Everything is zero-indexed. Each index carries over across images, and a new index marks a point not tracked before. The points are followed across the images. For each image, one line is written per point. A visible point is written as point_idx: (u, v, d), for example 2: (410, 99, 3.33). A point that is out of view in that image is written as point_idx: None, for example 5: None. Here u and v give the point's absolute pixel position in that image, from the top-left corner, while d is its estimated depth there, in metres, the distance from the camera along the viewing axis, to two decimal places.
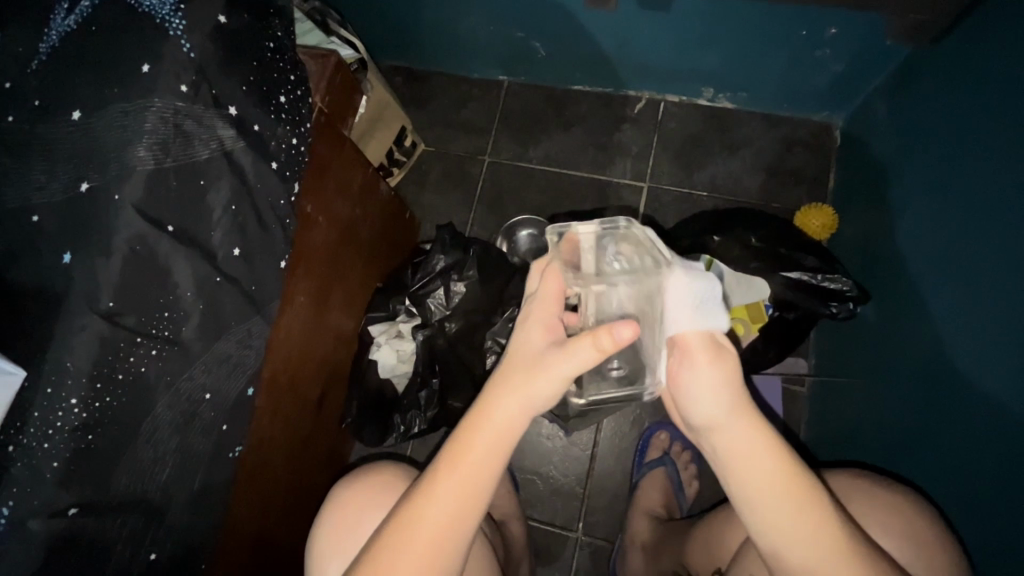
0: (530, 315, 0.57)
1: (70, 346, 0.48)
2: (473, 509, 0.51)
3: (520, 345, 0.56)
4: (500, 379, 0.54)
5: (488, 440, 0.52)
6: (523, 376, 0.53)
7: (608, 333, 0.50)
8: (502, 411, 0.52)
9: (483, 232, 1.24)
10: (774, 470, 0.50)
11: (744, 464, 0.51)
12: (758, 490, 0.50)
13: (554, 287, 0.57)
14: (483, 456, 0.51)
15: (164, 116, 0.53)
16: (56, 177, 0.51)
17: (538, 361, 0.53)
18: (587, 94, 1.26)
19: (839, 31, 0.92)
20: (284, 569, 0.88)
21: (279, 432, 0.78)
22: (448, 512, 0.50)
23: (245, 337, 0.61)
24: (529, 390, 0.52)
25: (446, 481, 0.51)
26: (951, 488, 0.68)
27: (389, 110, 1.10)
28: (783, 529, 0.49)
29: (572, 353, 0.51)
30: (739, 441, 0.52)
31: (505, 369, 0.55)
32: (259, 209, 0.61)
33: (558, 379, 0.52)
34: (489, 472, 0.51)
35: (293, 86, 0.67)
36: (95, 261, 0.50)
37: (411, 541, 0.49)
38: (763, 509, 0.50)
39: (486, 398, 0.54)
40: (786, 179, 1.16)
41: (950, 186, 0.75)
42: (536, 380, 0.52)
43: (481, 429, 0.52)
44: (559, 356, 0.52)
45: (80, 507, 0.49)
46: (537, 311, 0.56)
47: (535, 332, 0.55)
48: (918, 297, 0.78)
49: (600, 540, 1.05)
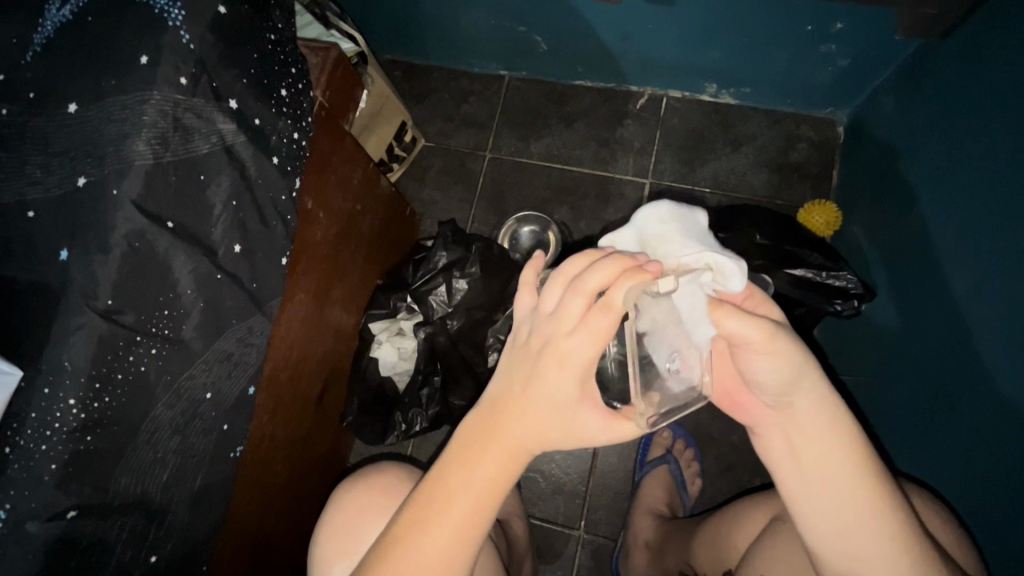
0: (558, 364, 0.46)
1: (68, 345, 0.47)
2: (474, 535, 0.49)
3: (542, 390, 0.47)
4: (512, 408, 0.48)
5: (498, 478, 0.48)
6: (549, 428, 0.47)
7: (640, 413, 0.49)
8: (511, 440, 0.48)
9: (483, 228, 1.23)
10: (848, 448, 0.49)
11: (819, 442, 0.49)
12: (829, 468, 0.49)
13: (605, 325, 0.44)
14: (493, 495, 0.48)
15: (162, 109, 0.52)
16: (52, 172, 0.50)
17: (562, 410, 0.47)
18: (589, 89, 1.24)
19: (845, 26, 0.91)
20: (283, 568, 0.87)
21: (279, 432, 0.77)
22: (450, 540, 0.48)
23: (245, 335, 0.60)
24: (544, 432, 0.47)
25: (454, 521, 0.48)
26: (962, 488, 0.67)
27: (389, 105, 1.09)
28: (843, 514, 0.48)
29: (608, 427, 0.48)
30: (817, 417, 0.49)
31: (521, 418, 0.47)
32: (260, 204, 0.60)
33: (581, 438, 0.48)
34: (493, 499, 0.49)
35: (293, 80, 0.66)
36: (92, 257, 0.49)
37: (416, 561, 0.47)
38: (824, 492, 0.49)
39: (501, 440, 0.48)
40: (789, 175, 1.15)
41: (957, 183, 0.74)
42: (562, 434, 0.48)
43: (491, 469, 0.48)
44: (593, 423, 0.48)
45: (80, 509, 0.48)
46: (584, 355, 0.45)
47: (568, 385, 0.46)
48: (925, 295, 0.78)
49: (602, 538, 1.05)
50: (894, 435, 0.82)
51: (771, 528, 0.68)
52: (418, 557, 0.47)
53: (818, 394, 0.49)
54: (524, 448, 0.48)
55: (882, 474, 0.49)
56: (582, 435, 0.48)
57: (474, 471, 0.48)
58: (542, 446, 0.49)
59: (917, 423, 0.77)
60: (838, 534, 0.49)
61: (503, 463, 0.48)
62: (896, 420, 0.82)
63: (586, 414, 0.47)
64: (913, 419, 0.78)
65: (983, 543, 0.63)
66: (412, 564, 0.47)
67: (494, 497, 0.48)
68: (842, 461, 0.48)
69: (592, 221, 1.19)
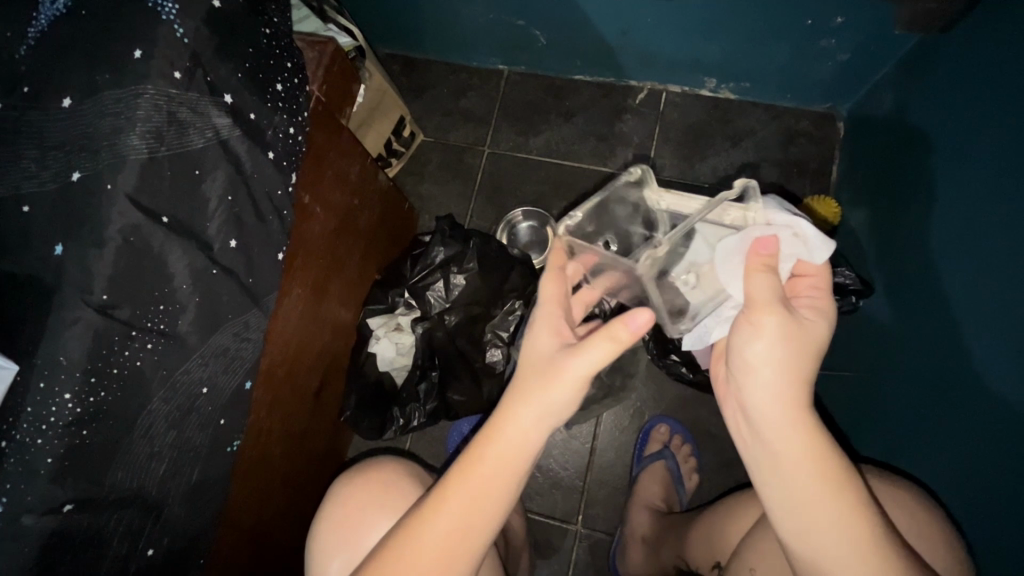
0: (540, 319, 0.58)
1: (63, 339, 0.47)
2: (486, 522, 0.52)
3: (529, 362, 0.56)
4: (513, 391, 0.54)
5: (507, 444, 0.52)
6: (539, 377, 0.53)
7: (623, 324, 0.51)
8: (513, 426, 0.52)
9: (481, 223, 1.23)
10: (809, 420, 0.50)
11: (779, 419, 0.51)
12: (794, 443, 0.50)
13: (552, 290, 0.60)
14: (505, 460, 0.52)
15: (157, 103, 0.51)
16: (46, 166, 0.50)
17: (550, 366, 0.53)
18: (588, 83, 1.24)
19: (846, 20, 0.91)
20: (281, 562, 0.88)
21: (277, 426, 0.77)
22: (456, 522, 0.51)
23: (242, 330, 0.60)
24: (544, 398, 0.52)
25: (471, 482, 0.52)
26: (953, 484, 0.68)
27: (387, 99, 1.08)
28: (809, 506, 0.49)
29: (585, 352, 0.52)
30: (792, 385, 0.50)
31: (519, 378, 0.55)
32: (256, 199, 0.60)
33: (575, 379, 0.52)
34: (503, 483, 0.52)
35: (290, 74, 0.66)
36: (88, 252, 0.49)
37: (423, 545, 0.51)
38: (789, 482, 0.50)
39: (501, 405, 0.54)
40: (789, 170, 1.15)
41: (955, 178, 0.74)
42: (551, 376, 0.52)
43: (498, 434, 0.53)
44: (572, 356, 0.52)
45: (76, 503, 0.49)
46: (541, 315, 0.58)
47: (544, 346, 0.56)
48: (922, 291, 0.78)
49: (600, 533, 1.05)
50: (889, 432, 0.82)
51: (763, 520, 0.69)
52: (428, 530, 0.51)
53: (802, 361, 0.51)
54: (523, 407, 0.52)
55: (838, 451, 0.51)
56: (567, 369, 0.52)
57: (483, 460, 0.52)
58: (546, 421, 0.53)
59: (912, 420, 0.77)
60: (805, 527, 0.49)
61: (508, 425, 0.52)
62: (889, 416, 0.82)
63: (565, 354, 0.53)
64: (907, 416, 0.78)
65: (973, 540, 0.64)
66: (426, 535, 0.51)
67: (508, 462, 0.52)
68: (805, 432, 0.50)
69: None
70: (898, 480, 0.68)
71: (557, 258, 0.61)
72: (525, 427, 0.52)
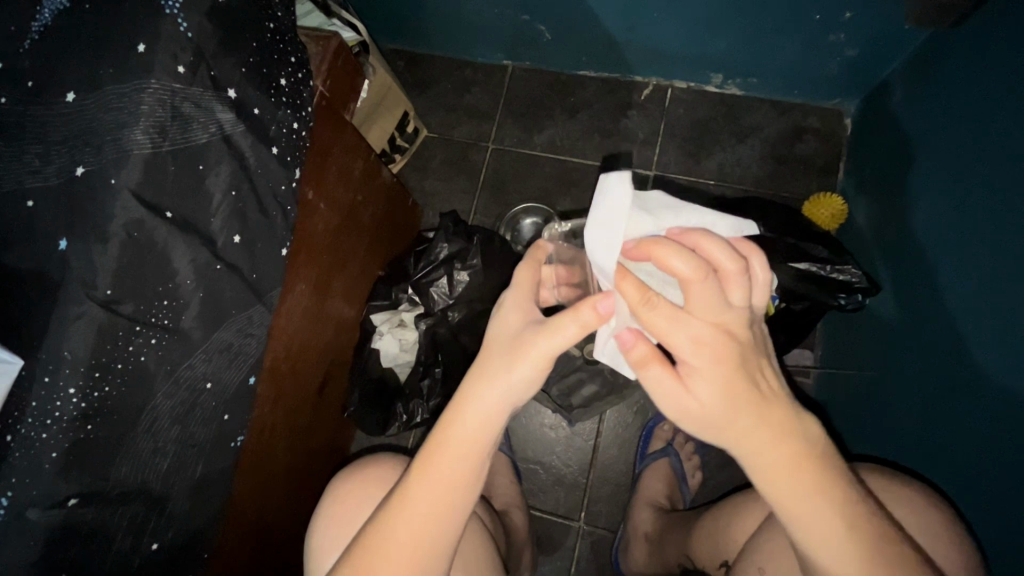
0: (510, 300, 0.57)
1: (68, 334, 0.47)
2: (450, 505, 0.52)
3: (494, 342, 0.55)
4: (476, 370, 0.53)
5: (472, 423, 0.52)
6: (506, 356, 0.52)
7: (591, 307, 0.50)
8: (477, 406, 0.52)
9: (485, 219, 1.22)
10: (785, 449, 0.46)
11: (762, 461, 0.47)
12: (784, 506, 0.47)
13: (528, 274, 0.60)
14: (470, 440, 0.52)
15: (161, 97, 0.51)
16: (49, 161, 0.50)
17: (515, 343, 0.53)
18: (594, 79, 1.23)
19: (855, 15, 0.90)
20: (284, 557, 0.88)
21: (279, 422, 0.77)
22: (424, 514, 0.51)
23: (245, 326, 0.60)
24: (508, 374, 0.52)
25: (438, 468, 0.52)
26: (962, 484, 0.67)
27: (391, 94, 1.08)
28: (811, 526, 0.46)
29: (558, 331, 0.51)
30: (766, 453, 0.46)
31: (484, 356, 0.55)
32: (259, 194, 0.60)
33: (539, 357, 0.51)
34: (467, 463, 0.52)
35: (293, 69, 0.66)
36: (92, 246, 0.49)
37: (392, 536, 0.51)
38: (790, 508, 0.47)
39: (466, 381, 0.53)
40: (795, 167, 1.14)
41: (965, 175, 0.73)
42: (518, 353, 0.52)
43: (464, 413, 0.52)
44: (538, 334, 0.52)
45: (80, 497, 0.49)
46: (511, 297, 0.58)
47: (511, 325, 0.55)
48: (928, 291, 0.77)
49: (602, 530, 1.05)
50: (894, 431, 0.81)
51: (770, 520, 0.68)
52: (401, 523, 0.51)
53: (759, 431, 0.46)
54: (489, 385, 0.52)
55: (846, 480, 0.47)
56: (534, 347, 0.51)
57: (446, 443, 0.52)
58: (506, 400, 0.52)
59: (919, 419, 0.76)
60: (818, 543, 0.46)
61: (473, 403, 0.52)
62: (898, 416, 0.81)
63: (530, 333, 0.52)
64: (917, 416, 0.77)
65: (983, 540, 0.63)
66: (394, 531, 0.51)
67: (472, 443, 0.52)
68: (799, 495, 0.46)
69: None
70: (909, 478, 0.67)
71: (536, 255, 0.61)
72: (489, 406, 0.52)
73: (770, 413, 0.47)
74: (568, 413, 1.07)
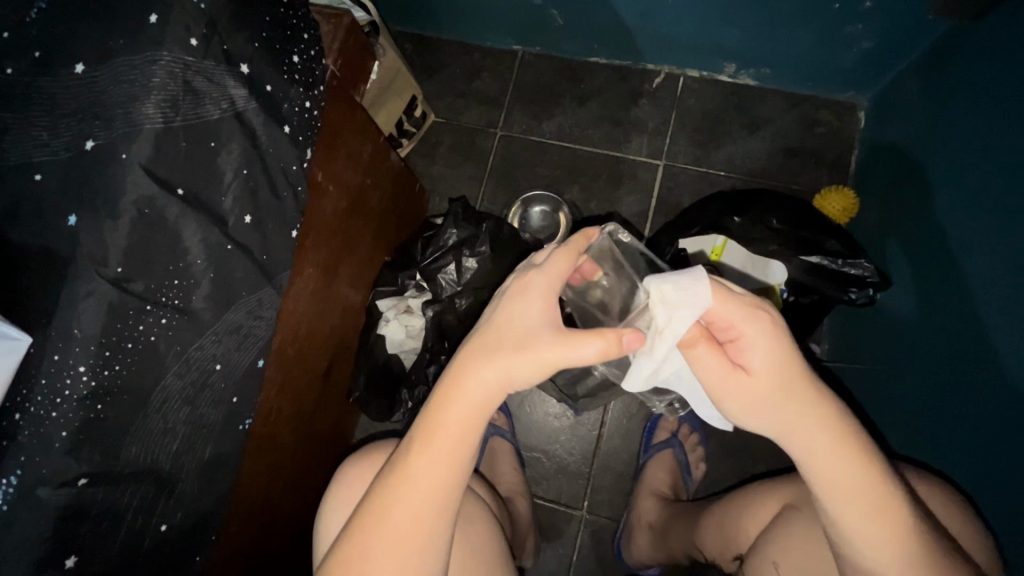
0: (538, 286, 0.54)
1: (78, 311, 0.46)
2: (451, 485, 0.52)
3: (513, 325, 0.53)
4: (483, 350, 0.52)
5: (471, 401, 0.51)
6: (513, 346, 0.51)
7: (617, 340, 0.52)
8: (479, 385, 0.51)
9: (493, 206, 1.21)
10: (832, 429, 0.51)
11: (813, 443, 0.51)
12: (825, 495, 0.50)
13: (562, 266, 0.56)
14: (464, 422, 0.51)
15: (173, 71, 0.50)
16: (59, 134, 0.47)
17: (529, 338, 0.52)
18: (604, 66, 1.22)
19: (874, 5, 0.88)
20: (288, 542, 0.87)
21: (286, 405, 0.77)
22: (427, 490, 0.51)
23: (255, 308, 0.59)
24: (512, 365, 0.51)
25: (438, 446, 0.51)
26: (984, 482, 0.66)
27: (400, 77, 1.06)
28: (858, 505, 0.50)
29: (579, 349, 0.51)
30: (815, 440, 0.50)
31: (491, 337, 0.53)
32: (271, 174, 0.59)
33: (548, 362, 0.51)
34: (464, 444, 0.52)
35: (306, 46, 0.65)
36: (103, 223, 0.47)
37: (391, 511, 0.50)
38: (841, 488, 0.50)
39: (467, 356, 0.52)
40: (807, 160, 1.13)
41: (979, 168, 0.73)
42: (526, 348, 0.51)
43: (462, 390, 0.51)
44: (556, 345, 0.51)
45: (90, 477, 0.48)
46: (540, 283, 0.54)
47: (534, 314, 0.53)
48: (948, 285, 0.76)
49: (604, 518, 1.05)
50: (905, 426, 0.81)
51: (783, 515, 0.68)
52: (401, 501, 0.50)
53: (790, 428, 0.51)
54: (489, 368, 0.51)
55: (880, 488, 0.50)
56: (546, 350, 0.51)
57: (444, 424, 0.51)
58: (502, 391, 0.52)
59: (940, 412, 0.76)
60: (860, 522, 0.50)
61: (472, 381, 0.51)
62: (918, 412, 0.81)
63: (548, 337, 0.51)
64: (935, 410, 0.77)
65: (1002, 536, 0.63)
66: (397, 505, 0.51)
67: (467, 426, 0.52)
68: (838, 488, 0.50)
69: (603, 203, 1.17)
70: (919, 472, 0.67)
71: (576, 246, 0.57)
72: (488, 391, 0.51)
73: (816, 406, 0.51)
74: (574, 402, 1.06)
